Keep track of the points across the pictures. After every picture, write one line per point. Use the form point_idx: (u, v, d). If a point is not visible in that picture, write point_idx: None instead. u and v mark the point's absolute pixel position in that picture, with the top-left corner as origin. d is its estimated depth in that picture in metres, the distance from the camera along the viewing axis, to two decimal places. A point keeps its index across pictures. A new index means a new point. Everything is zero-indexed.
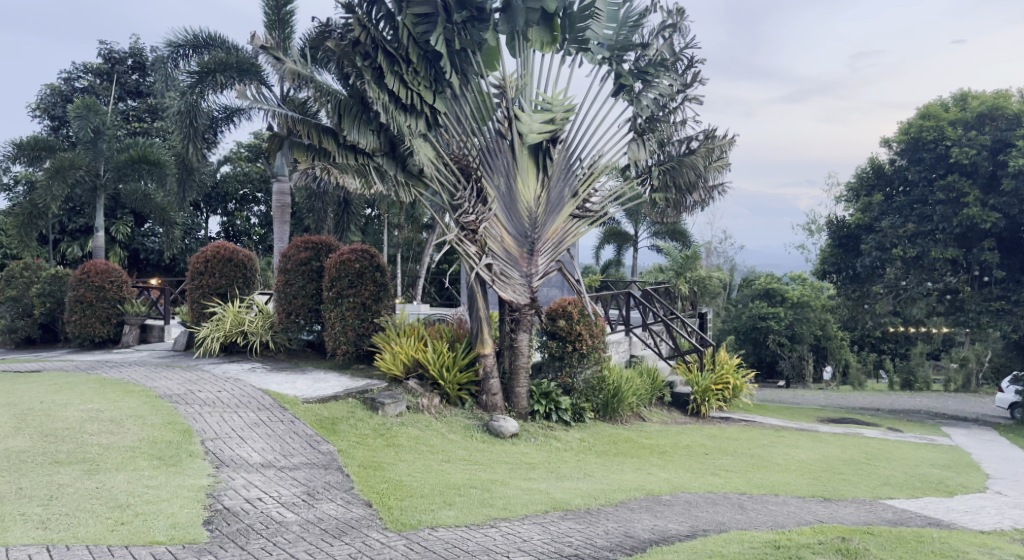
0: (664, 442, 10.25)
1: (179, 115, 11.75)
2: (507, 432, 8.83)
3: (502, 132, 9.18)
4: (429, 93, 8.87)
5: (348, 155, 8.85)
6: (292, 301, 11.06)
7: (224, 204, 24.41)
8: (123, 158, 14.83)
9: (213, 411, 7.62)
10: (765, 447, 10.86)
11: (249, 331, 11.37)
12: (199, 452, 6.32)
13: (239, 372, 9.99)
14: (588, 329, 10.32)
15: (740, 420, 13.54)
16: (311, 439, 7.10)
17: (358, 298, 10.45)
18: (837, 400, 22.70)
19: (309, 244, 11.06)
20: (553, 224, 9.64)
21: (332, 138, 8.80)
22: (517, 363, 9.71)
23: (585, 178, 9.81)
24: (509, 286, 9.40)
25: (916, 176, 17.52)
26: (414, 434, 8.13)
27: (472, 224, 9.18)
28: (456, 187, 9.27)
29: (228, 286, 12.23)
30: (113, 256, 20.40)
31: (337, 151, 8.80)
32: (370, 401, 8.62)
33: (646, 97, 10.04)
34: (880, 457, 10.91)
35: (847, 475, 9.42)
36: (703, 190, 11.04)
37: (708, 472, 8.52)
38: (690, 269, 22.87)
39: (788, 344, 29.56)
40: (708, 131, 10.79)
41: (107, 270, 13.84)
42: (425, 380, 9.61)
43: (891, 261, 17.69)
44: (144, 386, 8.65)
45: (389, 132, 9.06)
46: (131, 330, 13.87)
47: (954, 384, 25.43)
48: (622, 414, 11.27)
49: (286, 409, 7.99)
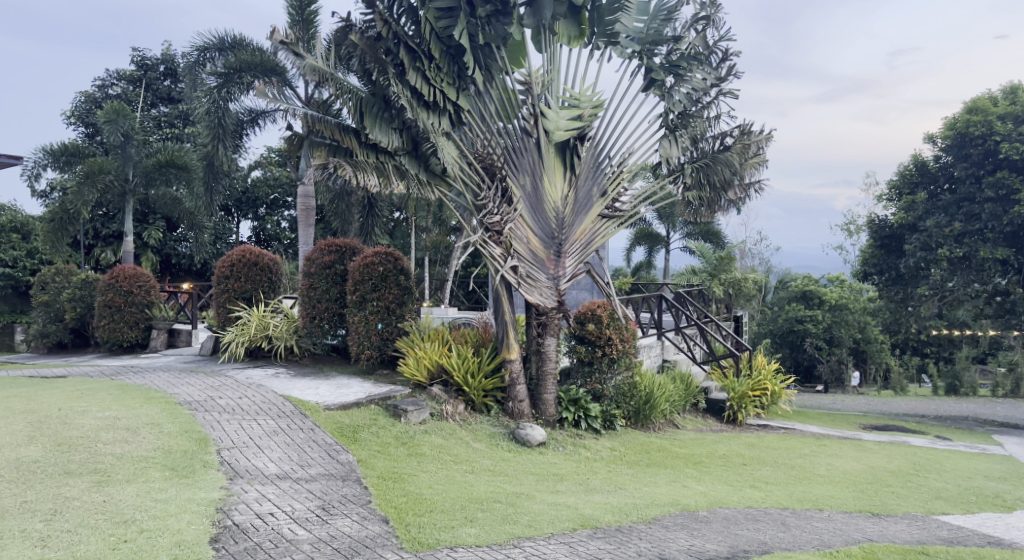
0: (699, 451, 9.82)
1: (207, 115, 11.64)
2: (534, 440, 8.50)
3: (528, 129, 8.89)
4: (453, 89, 8.59)
5: (369, 153, 8.49)
6: (316, 305, 10.86)
7: (255, 208, 24.52)
8: (151, 162, 14.82)
9: (232, 419, 7.43)
10: (807, 458, 10.35)
11: (273, 335, 11.22)
12: (214, 462, 6.12)
13: (262, 378, 9.84)
14: (618, 333, 9.91)
15: (779, 428, 13.02)
16: (331, 448, 6.86)
17: (382, 302, 10.22)
18: (879, 405, 21.88)
19: (333, 247, 10.86)
20: (581, 224, 9.29)
21: (354, 137, 8.49)
22: (544, 370, 9.37)
23: (614, 177, 9.45)
24: (536, 289, 9.11)
25: (963, 173, 16.73)
26: (437, 443, 7.85)
27: (497, 225, 8.83)
28: (480, 186, 9.00)
29: (253, 290, 12.10)
30: (145, 260, 20.57)
31: (358, 149, 8.45)
32: (393, 408, 8.37)
33: (678, 92, 9.72)
34: (930, 468, 10.32)
35: (895, 488, 8.89)
36: (739, 188, 10.56)
37: (746, 485, 8.09)
38: (724, 271, 22.13)
39: (826, 348, 28.75)
40: (743, 127, 10.35)
41: (135, 274, 13.88)
42: (450, 387, 9.33)
43: (938, 261, 16.95)
44: (165, 392, 8.51)
45: (412, 130, 8.82)
46: (159, 335, 13.88)
47: (1002, 388, 24.38)
48: (655, 422, 10.87)
49: (307, 416, 7.78)
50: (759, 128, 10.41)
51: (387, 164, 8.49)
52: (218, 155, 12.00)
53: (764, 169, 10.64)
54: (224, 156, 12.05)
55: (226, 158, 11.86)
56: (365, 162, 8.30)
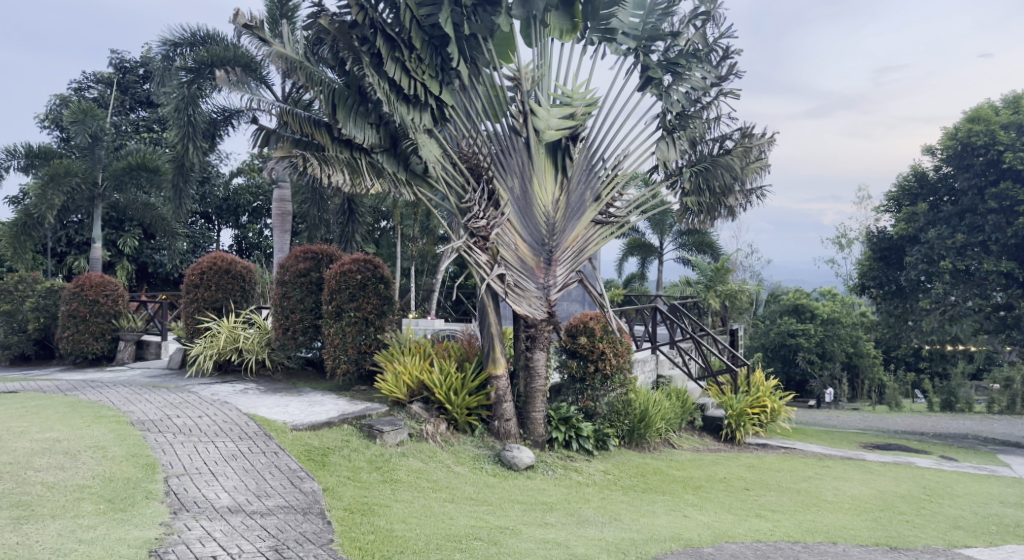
0: (698, 474, 9.16)
1: (176, 112, 10.98)
2: (522, 463, 7.83)
3: (516, 128, 8.31)
4: (435, 83, 8.00)
5: (342, 149, 7.82)
6: (289, 315, 10.16)
7: (236, 216, 23.79)
8: (121, 165, 14.09)
9: (187, 441, 6.71)
10: (811, 481, 9.73)
11: (244, 348, 10.51)
12: (159, 492, 5.42)
13: (228, 394, 9.12)
14: (612, 346, 9.27)
15: (779, 447, 12.41)
16: (294, 475, 6.16)
17: (360, 313, 9.54)
18: (876, 422, 21.29)
19: (308, 254, 10.19)
20: (574, 230, 8.68)
21: (326, 131, 7.81)
22: (533, 387, 8.70)
23: (608, 180, 8.87)
24: (525, 299, 8.45)
25: (965, 184, 16.26)
26: (415, 467, 7.17)
27: (483, 230, 8.18)
28: (465, 188, 8.37)
29: (224, 299, 11.37)
30: (121, 269, 19.81)
31: (331, 145, 7.79)
32: (367, 429, 7.69)
33: (677, 91, 9.16)
34: (941, 493, 9.71)
35: (909, 516, 8.26)
36: (740, 194, 9.90)
37: (751, 514, 7.44)
38: (721, 282, 21.72)
39: (818, 362, 28.23)
40: (744, 129, 9.76)
41: (102, 282, 13.19)
42: (431, 405, 8.65)
43: (939, 274, 16.45)
44: (119, 409, 7.79)
45: (390, 126, 8.14)
46: (127, 347, 13.13)
47: (998, 405, 23.86)
48: (649, 441, 10.23)
49: (271, 437, 7.09)
50: (761, 131, 9.83)
51: (360, 160, 7.85)
52: (189, 156, 11.33)
53: (766, 173, 10.06)
54: (194, 157, 11.34)
55: (196, 159, 11.18)
56: (335, 157, 7.67)
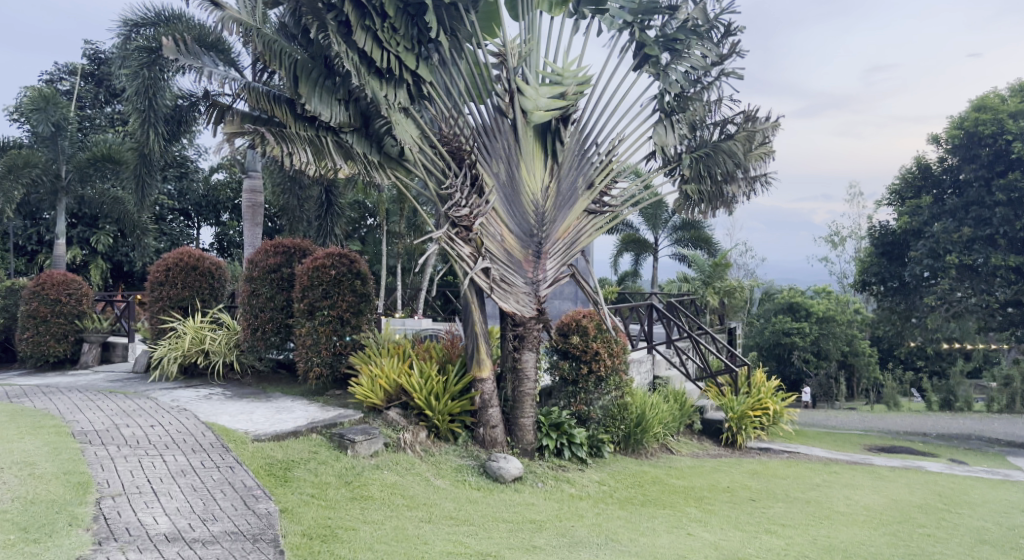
0: (700, 484, 8.47)
1: (136, 95, 10.23)
2: (509, 475, 7.14)
3: (502, 108, 7.60)
4: (411, 56, 7.32)
5: (306, 126, 7.12)
6: (258, 315, 9.43)
7: (217, 213, 22.98)
8: (85, 157, 13.26)
9: (131, 456, 5.97)
10: (820, 489, 9.07)
11: (210, 350, 9.81)
12: (85, 518, 4.68)
13: (190, 401, 8.39)
14: (606, 346, 8.59)
15: (782, 451, 11.75)
16: (248, 495, 5.43)
17: (334, 311, 8.80)
18: (875, 422, 20.69)
19: (279, 248, 9.46)
20: (565, 220, 7.99)
21: (288, 108, 7.14)
22: (521, 391, 7.98)
23: (602, 167, 8.19)
24: (512, 296, 7.76)
25: (971, 175, 15.72)
26: (390, 481, 6.46)
27: (466, 220, 7.46)
28: (446, 173, 7.66)
29: (191, 298, 10.62)
30: (95, 268, 19.06)
31: (294, 122, 7.08)
32: (338, 439, 6.97)
33: (676, 70, 8.46)
34: (959, 502, 9.06)
35: (930, 528, 7.62)
36: (744, 181, 9.30)
37: (760, 530, 6.76)
38: (719, 279, 21.00)
39: (814, 360, 27.70)
40: (747, 113, 9.06)
41: (65, 281, 12.35)
42: (410, 410, 7.93)
43: (945, 270, 15.86)
44: (62, 418, 7.03)
45: (360, 103, 7.44)
46: (91, 349, 12.38)
47: (998, 403, 23.29)
48: (646, 447, 9.56)
49: (229, 450, 6.37)
50: (765, 114, 9.15)
51: (325, 139, 7.16)
52: (149, 143, 10.54)
53: (770, 160, 9.41)
54: (156, 145, 10.54)
55: (158, 146, 10.42)
56: (296, 134, 6.97)
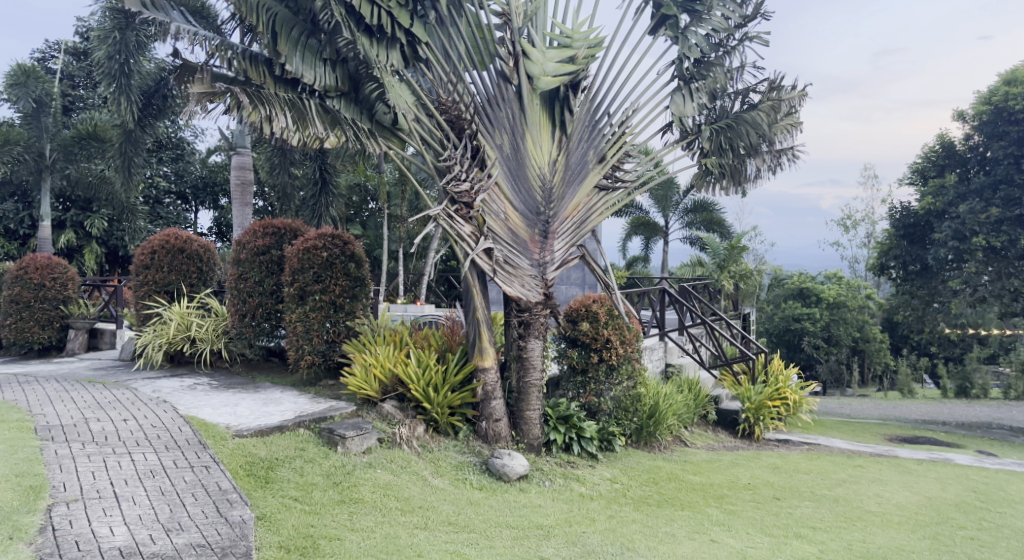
0: (719, 480, 7.87)
1: (107, 60, 9.54)
2: (514, 473, 6.56)
3: (506, 74, 6.95)
4: (405, 14, 6.74)
5: (286, 88, 6.73)
6: (246, 300, 8.83)
7: (214, 196, 22.40)
8: (69, 135, 12.68)
9: (95, 454, 5.40)
10: (847, 486, 8.46)
11: (197, 337, 9.25)
12: (30, 530, 4.14)
13: (171, 393, 7.82)
14: (618, 333, 7.99)
15: (802, 443, 11.14)
16: (222, 499, 4.86)
17: (326, 296, 8.20)
18: (890, 410, 20.03)
19: (269, 229, 8.87)
20: (574, 198, 7.36)
21: (266, 69, 6.72)
22: (527, 382, 7.38)
23: (615, 140, 7.52)
24: (516, 279, 7.18)
25: (1000, 153, 15.03)
26: (384, 481, 5.89)
27: (466, 196, 6.85)
28: (444, 144, 7.05)
29: (177, 282, 10.05)
30: (89, 253, 18.55)
31: (272, 84, 6.68)
32: (327, 434, 6.38)
33: (695, 34, 7.83)
34: (996, 499, 8.43)
35: (971, 530, 7.01)
36: (769, 155, 8.65)
37: (789, 535, 6.17)
38: (734, 262, 20.28)
39: (825, 347, 27.00)
40: (772, 80, 8.41)
41: (49, 264, 11.76)
42: (407, 403, 7.34)
43: (971, 252, 15.10)
44: (29, 412, 6.47)
45: (348, 65, 6.88)
46: (78, 336, 11.87)
47: (1015, 390, 22.58)
48: (660, 440, 8.97)
49: (206, 448, 5.79)
50: (792, 83, 8.49)
51: (308, 102, 6.52)
52: (122, 111, 9.84)
53: (797, 132, 8.75)
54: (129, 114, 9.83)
55: (130, 115, 9.72)
56: (275, 96, 6.36)
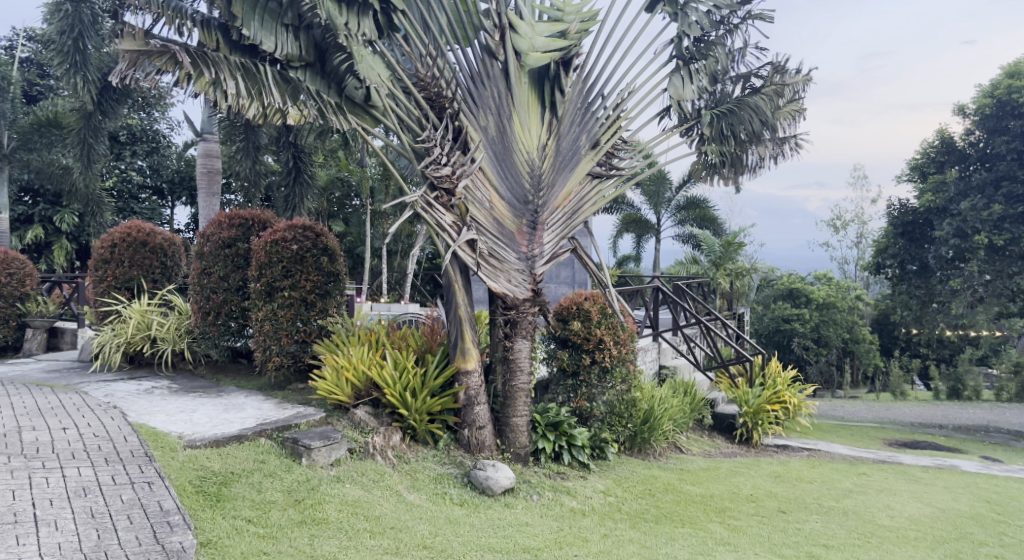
0: (720, 492, 7.28)
1: (60, 37, 8.92)
2: (498, 486, 5.96)
3: (491, 50, 6.36)
4: None
5: (243, 56, 6.22)
6: (210, 297, 8.18)
7: (190, 191, 21.64)
8: (27, 122, 12.12)
9: (20, 469, 4.74)
10: (855, 496, 7.91)
11: (158, 337, 8.58)
12: None
13: (124, 398, 7.12)
14: (611, 333, 7.42)
15: (802, 449, 10.60)
16: (160, 523, 4.22)
17: (296, 293, 7.55)
18: (883, 413, 19.52)
19: (235, 220, 8.21)
20: (565, 186, 6.77)
21: (221, 34, 6.18)
22: (513, 386, 6.77)
23: (609, 124, 6.92)
24: (502, 274, 6.58)
25: (1003, 148, 14.61)
26: (353, 497, 5.27)
27: (447, 181, 6.22)
28: (423, 124, 6.43)
29: (138, 277, 9.36)
30: (57, 249, 17.73)
31: (226, 50, 6.16)
32: (291, 445, 5.74)
33: (695, 10, 7.27)
34: (1012, 511, 7.91)
35: (993, 547, 6.47)
36: (771, 143, 8.14)
37: (801, 556, 5.60)
38: (730, 260, 19.73)
39: (814, 348, 26.52)
40: (776, 64, 7.89)
41: (5, 258, 10.97)
42: (382, 408, 6.71)
43: (972, 251, 14.68)
44: None
45: (313, 31, 6.28)
46: (36, 335, 11.17)
47: (1007, 393, 22.13)
48: (654, 447, 8.39)
49: (151, 460, 5.14)
50: (796, 66, 8.00)
51: (264, 69, 6.00)
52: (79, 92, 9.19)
53: (801, 119, 8.22)
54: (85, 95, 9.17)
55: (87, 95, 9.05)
56: (224, 59, 5.88)
